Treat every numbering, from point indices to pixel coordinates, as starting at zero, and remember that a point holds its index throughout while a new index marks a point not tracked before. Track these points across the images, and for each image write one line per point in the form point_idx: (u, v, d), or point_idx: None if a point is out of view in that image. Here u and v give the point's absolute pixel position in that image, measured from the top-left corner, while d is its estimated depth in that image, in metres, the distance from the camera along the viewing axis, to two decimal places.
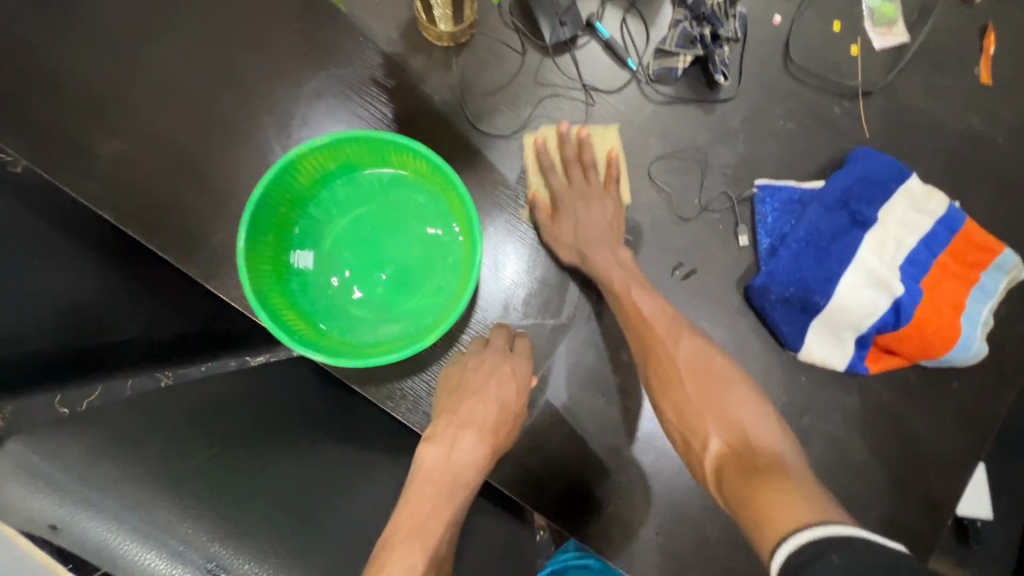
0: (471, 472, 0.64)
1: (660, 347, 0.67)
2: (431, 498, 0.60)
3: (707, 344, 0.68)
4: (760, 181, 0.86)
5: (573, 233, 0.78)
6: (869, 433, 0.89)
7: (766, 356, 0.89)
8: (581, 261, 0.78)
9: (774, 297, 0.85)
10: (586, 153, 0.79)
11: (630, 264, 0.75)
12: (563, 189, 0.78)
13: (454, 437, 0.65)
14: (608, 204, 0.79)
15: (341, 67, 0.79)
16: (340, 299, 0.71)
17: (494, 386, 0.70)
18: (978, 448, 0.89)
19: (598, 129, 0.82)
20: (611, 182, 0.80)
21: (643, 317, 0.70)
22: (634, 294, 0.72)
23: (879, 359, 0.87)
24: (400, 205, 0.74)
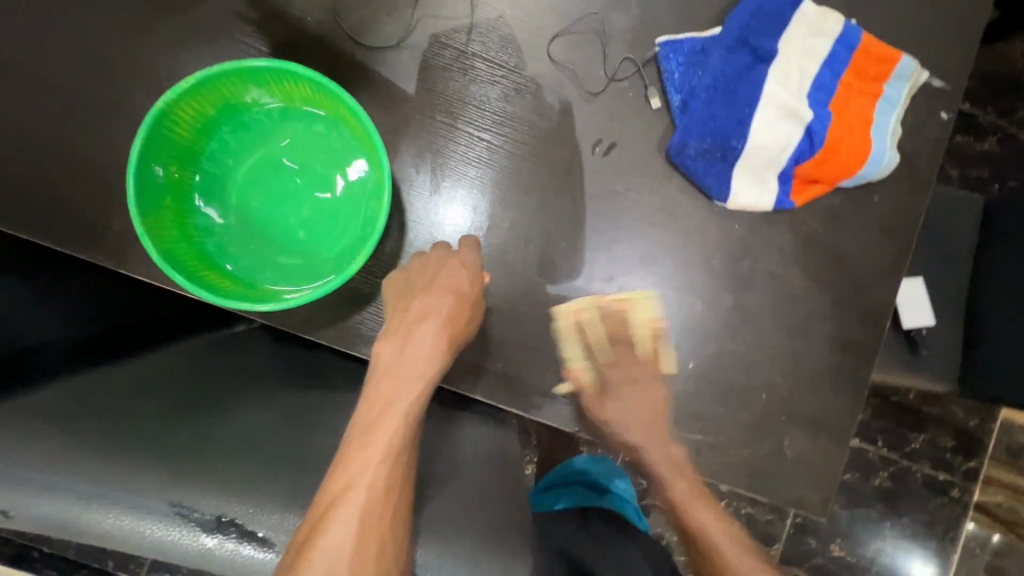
0: (426, 365, 0.62)
1: (725, 567, 0.68)
2: (388, 395, 0.60)
3: (768, 568, 0.68)
4: (661, 38, 0.83)
5: (622, 417, 0.79)
6: (823, 280, 0.86)
7: (702, 216, 0.84)
8: (632, 447, 0.80)
9: (693, 152, 0.82)
10: (622, 329, 0.82)
11: (682, 463, 0.78)
12: (610, 369, 0.81)
13: (409, 332, 0.65)
14: (655, 387, 0.81)
15: (205, 9, 0.79)
16: (260, 247, 0.73)
17: (441, 279, 0.68)
18: (906, 254, 0.88)
19: (638, 300, 0.82)
20: (654, 355, 0.82)
21: (710, 530, 0.71)
22: (699, 512, 0.73)
23: (804, 191, 0.84)
24: (297, 140, 0.74)
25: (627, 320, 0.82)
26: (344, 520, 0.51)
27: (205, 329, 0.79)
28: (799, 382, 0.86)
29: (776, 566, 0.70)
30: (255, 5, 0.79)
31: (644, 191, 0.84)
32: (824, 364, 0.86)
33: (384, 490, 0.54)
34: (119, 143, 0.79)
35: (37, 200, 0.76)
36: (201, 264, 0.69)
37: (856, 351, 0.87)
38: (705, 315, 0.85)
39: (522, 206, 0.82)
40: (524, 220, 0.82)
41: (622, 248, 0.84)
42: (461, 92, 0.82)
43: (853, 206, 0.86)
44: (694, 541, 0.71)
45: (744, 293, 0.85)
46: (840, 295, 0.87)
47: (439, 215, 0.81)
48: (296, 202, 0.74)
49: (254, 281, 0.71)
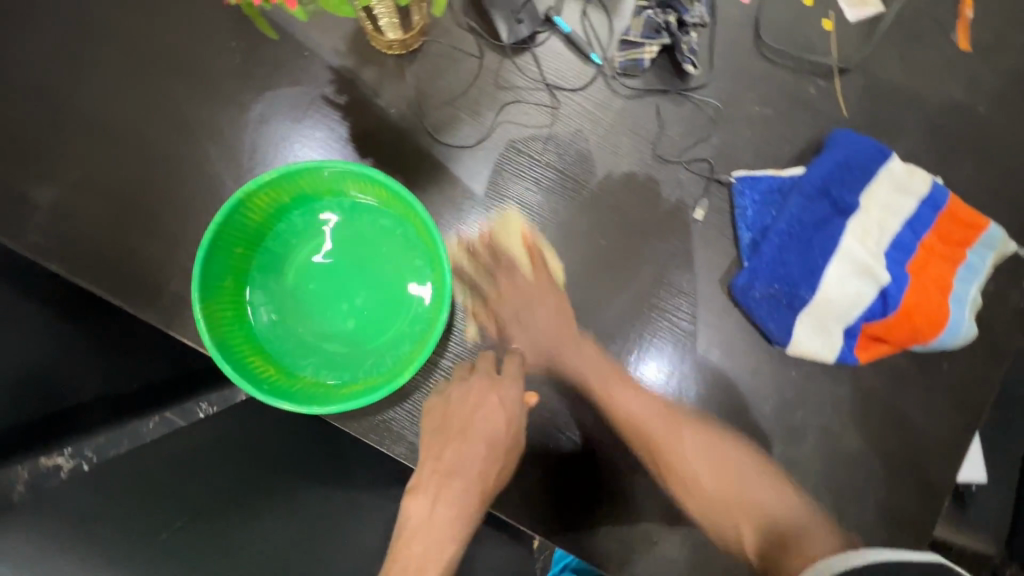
0: (457, 524, 0.61)
1: (666, 448, 0.71)
2: (420, 557, 0.58)
3: (704, 428, 0.73)
4: (738, 172, 0.82)
5: (532, 339, 0.77)
6: (879, 443, 0.81)
7: (756, 356, 0.81)
8: (550, 370, 0.77)
9: (758, 295, 0.79)
10: (500, 249, 0.79)
11: (596, 356, 0.77)
12: (496, 300, 0.77)
13: (439, 486, 0.64)
14: (550, 297, 0.78)
15: (291, 89, 0.81)
16: (309, 333, 0.73)
17: (480, 420, 0.68)
18: (972, 426, 0.82)
19: (501, 217, 0.81)
20: (537, 266, 0.79)
21: (636, 419, 0.73)
22: (617, 398, 0.74)
23: (869, 348, 0.80)
24: (363, 230, 0.75)
25: (496, 241, 0.79)
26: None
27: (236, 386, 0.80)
28: None
29: (774, 468, 0.71)
30: (343, 91, 0.81)
31: (701, 323, 0.81)
32: (876, 534, 0.80)
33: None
34: (185, 205, 0.79)
35: (105, 255, 0.77)
36: (249, 347, 0.68)
37: (912, 525, 0.81)
38: None
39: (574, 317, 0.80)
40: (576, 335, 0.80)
41: (673, 379, 0.80)
42: (528, 198, 0.82)
43: (918, 369, 0.82)
44: (616, 423, 0.74)
45: (796, 445, 0.81)
46: (899, 463, 0.81)
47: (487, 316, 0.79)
48: (352, 291, 0.74)
49: (298, 369, 0.70)
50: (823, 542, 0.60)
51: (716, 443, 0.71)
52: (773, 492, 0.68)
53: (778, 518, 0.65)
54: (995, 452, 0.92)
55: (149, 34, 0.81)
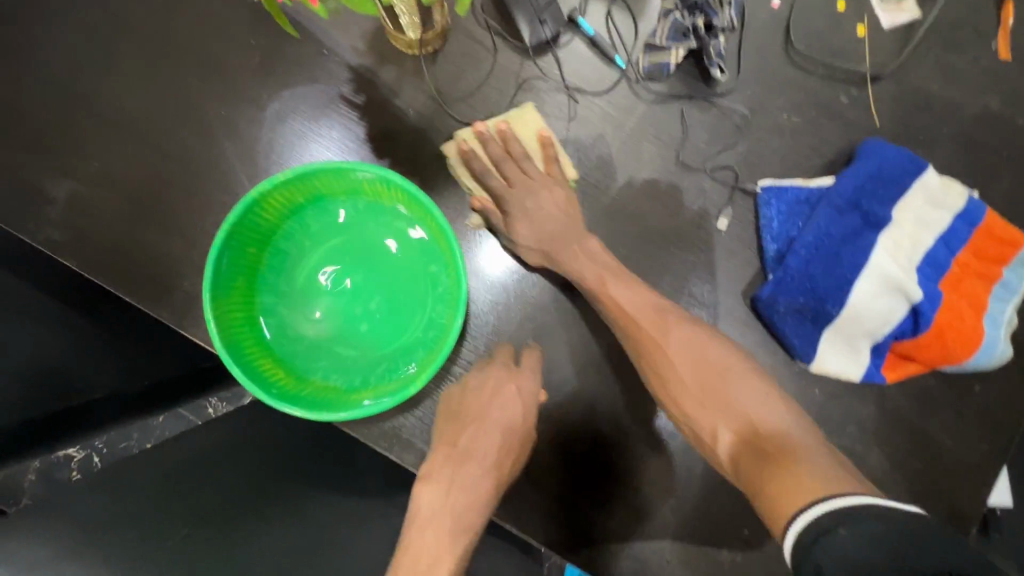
0: (475, 509, 0.57)
1: (651, 343, 0.63)
2: (435, 542, 0.52)
3: (696, 326, 0.64)
4: (764, 181, 0.79)
5: (529, 231, 0.71)
6: (906, 466, 0.78)
7: (778, 372, 0.79)
8: (548, 261, 0.73)
9: (783, 309, 0.76)
10: (513, 146, 0.72)
11: (600, 255, 0.70)
12: (506, 190, 0.72)
13: (455, 470, 0.60)
14: (558, 192, 0.72)
15: (308, 87, 0.80)
16: (320, 336, 0.71)
17: (496, 409, 0.65)
18: (1004, 452, 0.79)
19: (514, 116, 0.77)
20: (550, 164, 0.73)
21: (627, 315, 0.65)
22: (614, 292, 0.67)
23: (897, 367, 0.77)
24: (376, 232, 0.73)
25: (512, 138, 0.72)
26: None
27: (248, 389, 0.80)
28: None
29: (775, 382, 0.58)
30: (362, 91, 0.80)
31: None
32: None
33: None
34: (200, 202, 0.78)
35: (119, 252, 0.77)
36: (260, 349, 0.67)
37: None
38: None
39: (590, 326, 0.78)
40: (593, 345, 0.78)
41: None
42: None
43: (948, 390, 0.79)
44: (613, 320, 0.67)
45: None
46: (926, 488, 0.78)
47: (501, 323, 0.78)
48: (364, 294, 0.72)
49: (309, 372, 0.69)
50: (812, 462, 0.47)
51: (709, 339, 0.62)
52: (753, 392, 0.57)
53: (760, 423, 0.54)
54: None
55: (169, 28, 0.81)
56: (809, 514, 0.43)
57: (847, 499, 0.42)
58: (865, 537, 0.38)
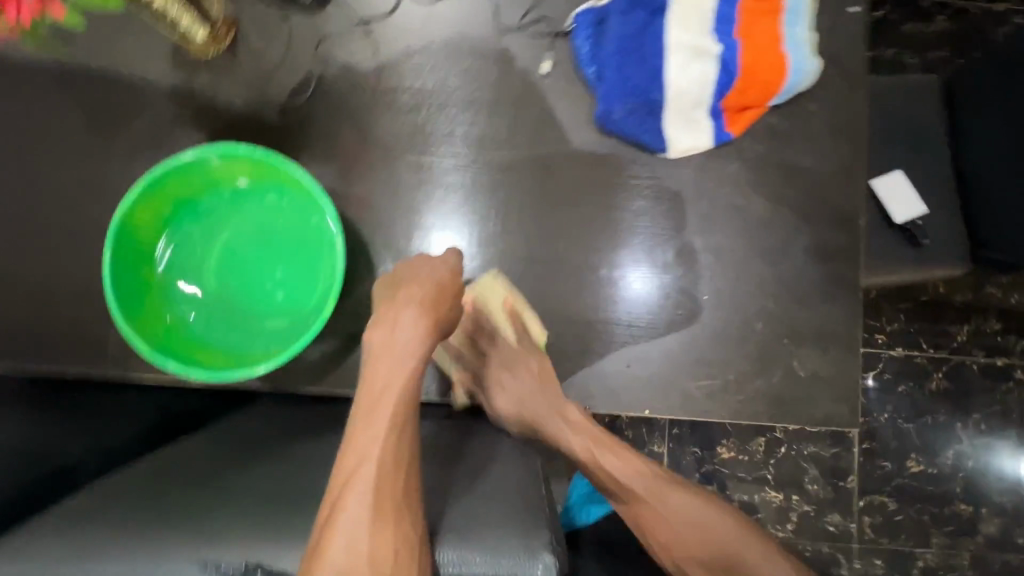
0: (415, 346, 0.68)
1: (655, 516, 0.75)
2: (385, 377, 0.66)
3: (696, 494, 0.77)
4: (570, 15, 0.86)
5: (511, 402, 0.82)
6: (784, 197, 0.87)
7: (645, 172, 0.87)
8: (527, 429, 0.83)
9: (621, 115, 0.84)
10: (485, 318, 0.85)
11: (580, 422, 0.81)
12: (483, 365, 0.85)
13: (394, 318, 0.69)
14: (534, 363, 0.82)
15: (138, 124, 0.85)
16: (246, 319, 0.77)
17: (427, 271, 0.74)
18: (858, 150, 0.88)
19: (483, 284, 0.83)
20: (524, 337, 0.83)
21: (626, 475, 0.77)
22: (604, 461, 0.78)
23: (737, 120, 0.86)
24: (253, 212, 0.79)
25: (483, 313, 0.84)
26: (363, 481, 0.58)
27: (221, 412, 0.86)
28: (793, 299, 0.86)
29: (741, 510, 0.77)
30: (186, 104, 0.85)
31: (585, 166, 0.87)
32: (815, 275, 0.87)
33: (394, 466, 0.59)
34: (91, 264, 0.83)
35: (48, 337, 0.82)
36: (196, 351, 0.73)
37: (841, 254, 0.87)
38: (681, 264, 0.87)
39: (475, 210, 0.87)
40: (487, 224, 0.87)
41: (584, 224, 0.87)
42: (390, 125, 0.87)
43: (790, 120, 0.88)
44: (612, 486, 0.78)
45: (712, 232, 0.87)
46: (808, 207, 0.87)
47: (405, 240, 0.86)
48: (268, 267, 0.78)
49: (248, 351, 0.75)
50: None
51: (703, 506, 0.75)
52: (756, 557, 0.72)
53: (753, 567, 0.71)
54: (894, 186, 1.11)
55: None
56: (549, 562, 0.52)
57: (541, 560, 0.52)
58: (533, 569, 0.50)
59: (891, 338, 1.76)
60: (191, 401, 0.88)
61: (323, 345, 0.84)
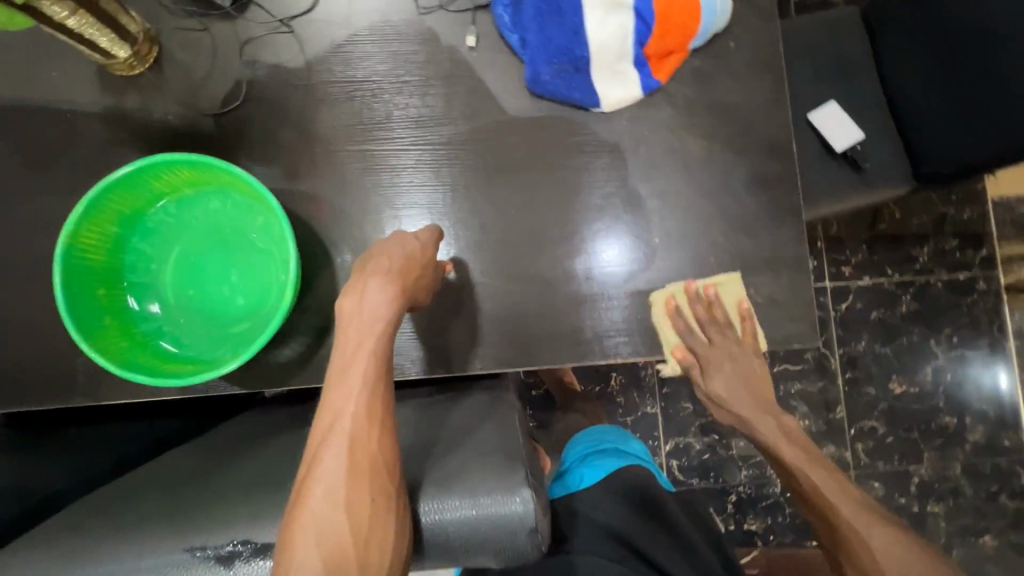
0: (385, 314, 0.70)
1: (855, 534, 0.84)
2: (357, 341, 0.69)
3: (898, 532, 0.83)
4: None
5: (727, 392, 0.96)
6: (717, 135, 0.90)
7: (581, 129, 0.89)
8: (738, 421, 1.00)
9: (550, 76, 0.86)
10: (717, 311, 0.89)
11: (789, 430, 0.97)
12: (705, 359, 0.92)
13: (364, 286, 0.71)
14: (755, 361, 0.94)
15: (72, 152, 0.84)
16: (211, 326, 0.79)
17: (396, 243, 0.75)
18: (781, 79, 0.91)
19: (726, 280, 0.89)
20: (748, 336, 0.90)
21: (824, 495, 0.89)
22: (810, 474, 0.91)
23: (661, 67, 0.88)
24: (202, 221, 0.80)
25: (716, 304, 0.89)
26: (337, 440, 0.62)
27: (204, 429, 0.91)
28: (741, 231, 0.90)
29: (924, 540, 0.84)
30: (119, 126, 0.85)
31: (523, 131, 0.89)
32: (757, 206, 0.90)
33: (366, 426, 0.64)
34: (43, 297, 0.83)
35: (14, 376, 0.81)
36: (166, 363, 0.75)
37: (780, 181, 0.90)
38: (630, 213, 0.89)
39: (426, 186, 0.88)
40: (437, 199, 0.88)
41: (531, 188, 0.89)
42: (329, 116, 0.88)
43: (711, 60, 0.91)
44: (806, 492, 0.91)
45: (655, 178, 0.90)
46: (742, 142, 0.90)
47: (361, 225, 0.87)
48: (226, 272, 0.80)
49: (218, 356, 0.77)
50: None
51: (909, 548, 0.81)
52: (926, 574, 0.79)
53: None
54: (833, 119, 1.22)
55: None
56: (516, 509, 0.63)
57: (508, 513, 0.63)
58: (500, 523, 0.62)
59: (857, 269, 1.82)
60: (178, 426, 0.92)
61: (293, 343, 0.85)
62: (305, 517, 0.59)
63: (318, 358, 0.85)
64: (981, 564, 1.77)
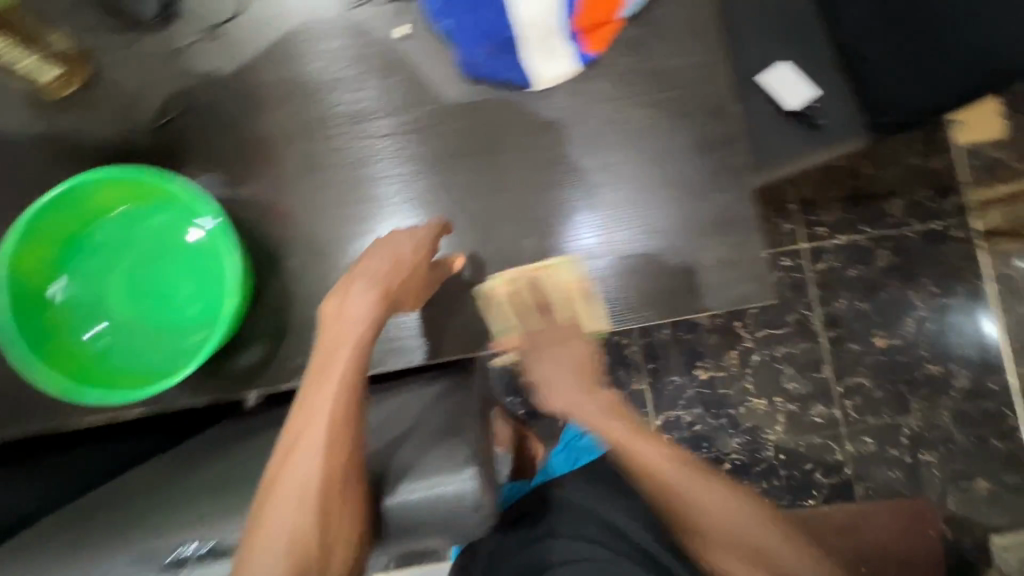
0: (367, 317, 0.72)
1: (695, 517, 0.78)
2: (337, 343, 0.71)
3: (728, 485, 0.80)
4: None
5: (547, 376, 0.84)
6: (656, 102, 0.90)
7: (518, 109, 0.90)
8: (564, 416, 0.86)
9: (480, 59, 0.87)
10: (543, 295, 0.87)
11: (616, 407, 0.83)
12: (536, 338, 0.86)
13: (349, 290, 0.73)
14: (582, 343, 0.86)
15: (9, 177, 0.84)
16: (159, 339, 0.78)
17: (384, 246, 0.77)
18: (716, 40, 0.91)
19: (556, 263, 0.88)
20: (571, 315, 0.87)
21: (668, 484, 0.78)
22: (647, 456, 0.79)
23: (593, 39, 0.88)
24: (141, 234, 0.79)
25: (539, 288, 0.88)
26: (309, 439, 0.65)
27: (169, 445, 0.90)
28: (688, 195, 0.90)
29: (762, 499, 0.81)
30: (57, 148, 0.85)
31: (459, 116, 0.90)
32: (702, 171, 0.90)
33: (338, 427, 0.65)
34: None
35: None
36: (120, 378, 0.75)
37: (722, 143, 0.90)
38: (575, 188, 0.90)
39: (370, 179, 0.89)
40: (393, 189, 0.89)
41: (474, 173, 0.90)
42: (267, 118, 0.89)
43: (644, 28, 0.91)
44: (646, 485, 0.79)
45: (598, 151, 0.90)
46: (682, 107, 0.91)
47: (308, 224, 0.88)
48: (170, 284, 0.79)
49: (168, 369, 0.76)
50: None
51: (737, 502, 0.78)
52: (791, 554, 0.76)
53: None
54: (783, 81, 1.22)
55: None
56: (457, 482, 0.64)
57: (452, 488, 0.64)
58: (445, 498, 0.64)
59: (831, 229, 1.82)
60: (142, 443, 0.91)
61: (253, 348, 0.86)
62: (272, 512, 0.62)
63: (278, 361, 0.86)
64: (976, 507, 1.77)
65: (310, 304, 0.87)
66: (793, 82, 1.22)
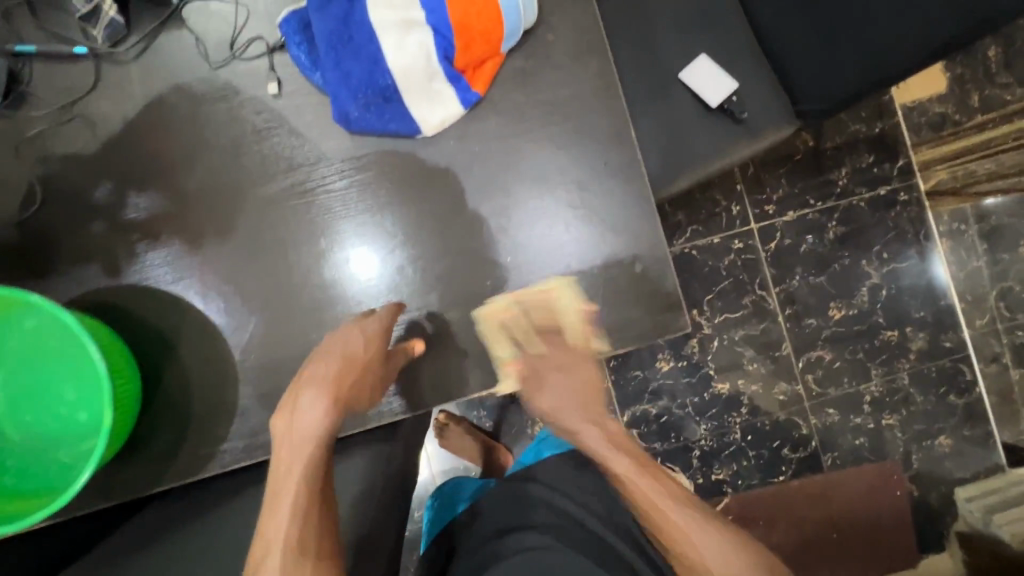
0: (315, 428, 0.72)
1: (677, 541, 0.72)
2: (288, 459, 0.71)
3: (716, 524, 0.73)
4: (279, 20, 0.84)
5: (552, 401, 0.84)
6: (551, 134, 0.86)
7: (407, 157, 0.85)
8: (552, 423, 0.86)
9: (359, 112, 0.82)
10: (560, 317, 0.86)
11: (615, 432, 0.83)
12: (540, 360, 0.86)
13: (295, 403, 0.73)
14: (589, 366, 0.86)
15: None
16: (56, 450, 0.75)
17: (336, 343, 0.76)
18: (607, 60, 0.87)
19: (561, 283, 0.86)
20: (588, 341, 0.86)
21: (644, 495, 0.75)
22: (632, 481, 0.76)
23: (476, 77, 0.84)
24: (18, 344, 0.75)
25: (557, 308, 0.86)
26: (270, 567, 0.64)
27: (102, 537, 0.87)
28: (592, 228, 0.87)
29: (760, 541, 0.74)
30: None
31: (349, 171, 0.85)
32: (605, 200, 0.87)
33: (297, 548, 0.65)
34: None
35: None
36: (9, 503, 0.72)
37: (623, 168, 0.87)
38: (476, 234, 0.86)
39: (262, 248, 0.84)
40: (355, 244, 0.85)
41: (369, 230, 0.85)
42: (142, 197, 0.83)
43: (530, 57, 0.86)
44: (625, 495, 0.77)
45: (494, 193, 0.86)
46: (578, 136, 0.87)
47: (201, 303, 0.84)
48: (59, 393, 0.76)
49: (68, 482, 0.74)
50: None
51: (731, 546, 0.71)
52: None
53: None
54: (701, 77, 1.15)
55: None
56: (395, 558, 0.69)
57: None
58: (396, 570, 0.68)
59: (778, 208, 1.73)
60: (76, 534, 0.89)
61: (157, 440, 0.82)
62: None
63: (185, 451, 0.82)
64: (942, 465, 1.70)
65: (208, 389, 0.83)
66: (711, 77, 1.15)
